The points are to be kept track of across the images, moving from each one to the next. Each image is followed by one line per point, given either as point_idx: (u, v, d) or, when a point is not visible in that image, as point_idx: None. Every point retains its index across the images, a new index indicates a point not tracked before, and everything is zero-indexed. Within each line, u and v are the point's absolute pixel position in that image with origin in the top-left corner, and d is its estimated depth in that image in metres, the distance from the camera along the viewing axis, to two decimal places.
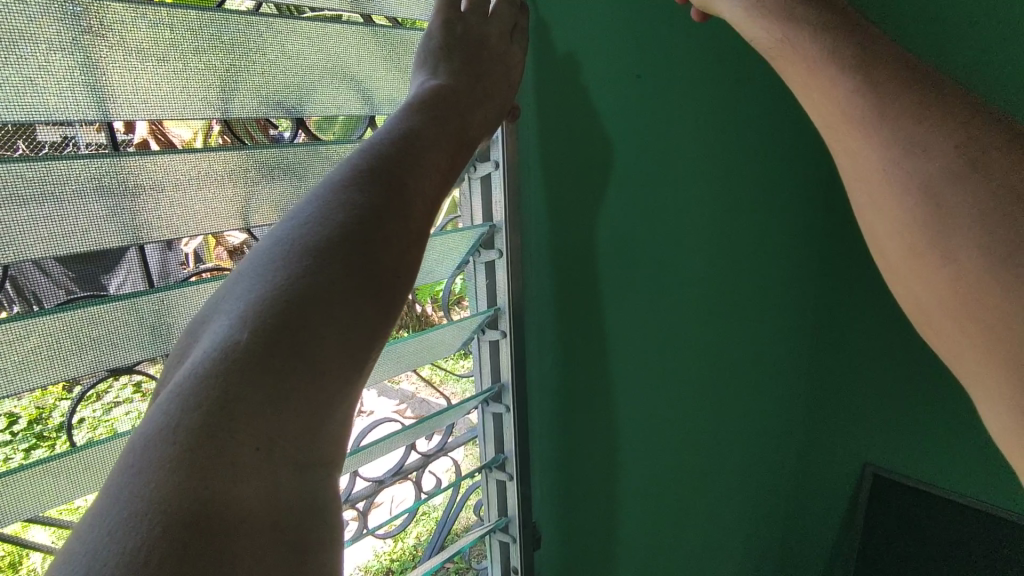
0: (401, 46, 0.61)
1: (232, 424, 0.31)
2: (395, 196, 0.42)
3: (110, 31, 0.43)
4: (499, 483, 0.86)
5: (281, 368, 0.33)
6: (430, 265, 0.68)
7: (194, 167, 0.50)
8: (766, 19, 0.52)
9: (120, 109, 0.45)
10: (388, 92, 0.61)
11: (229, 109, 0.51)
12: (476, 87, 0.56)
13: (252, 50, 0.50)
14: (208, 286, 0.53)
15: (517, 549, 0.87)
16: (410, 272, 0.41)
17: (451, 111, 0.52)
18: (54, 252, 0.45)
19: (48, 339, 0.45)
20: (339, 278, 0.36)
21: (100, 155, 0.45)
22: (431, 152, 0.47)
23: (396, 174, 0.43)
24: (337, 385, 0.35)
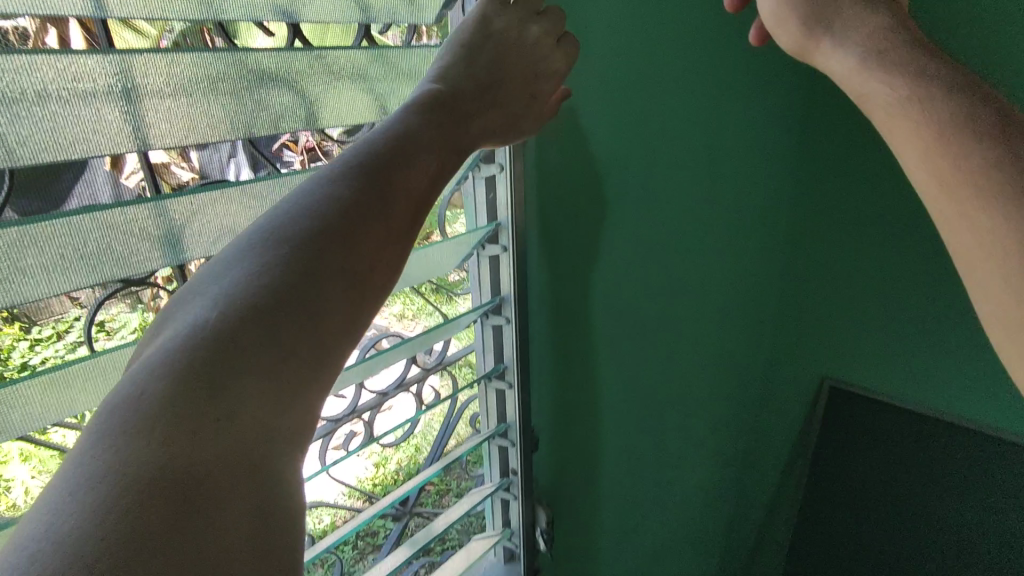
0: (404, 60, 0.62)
1: (205, 401, 0.34)
2: (366, 209, 0.46)
3: (141, 70, 0.44)
4: (501, 450, 0.95)
5: (247, 354, 0.37)
6: (437, 264, 0.72)
7: (196, 68, 0.46)
8: (853, 63, 0.55)
9: (154, 141, 0.46)
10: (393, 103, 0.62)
11: (250, 132, 0.51)
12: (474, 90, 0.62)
13: (270, 73, 0.51)
14: (226, 192, 0.51)
15: (518, 506, 0.97)
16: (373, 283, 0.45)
17: (447, 123, 0.56)
18: (93, 280, 0.46)
19: (55, 244, 0.43)
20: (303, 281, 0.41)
21: (103, 52, 0.42)
22: (412, 167, 0.51)
23: (371, 190, 0.47)
24: (303, 380, 0.39)
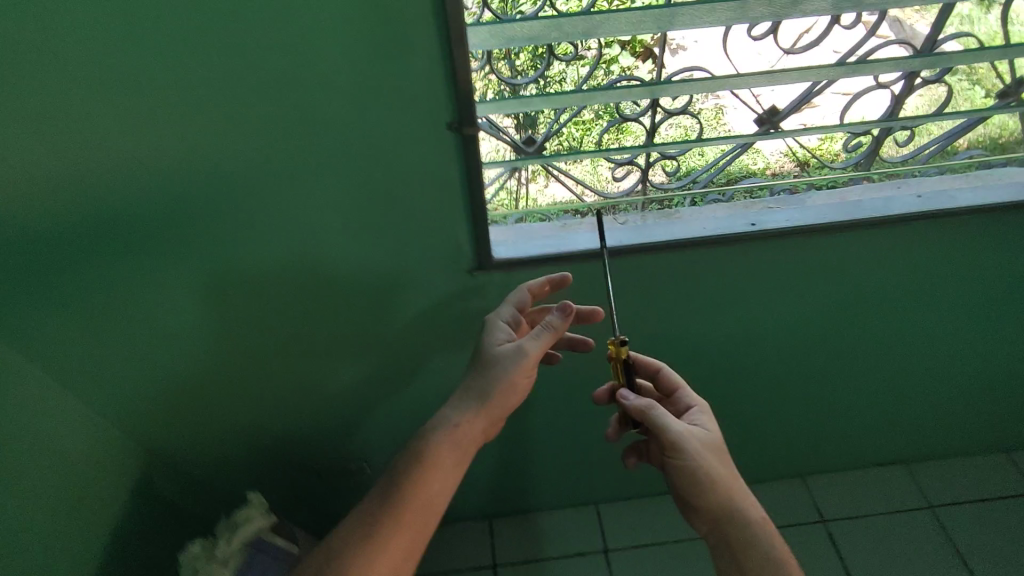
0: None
1: (355, 547, 0.73)
2: (439, 470, 0.73)
3: (571, 22, 0.57)
4: None
5: (380, 535, 0.73)
6: None
7: (612, 21, 0.57)
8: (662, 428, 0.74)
9: (539, 46, 0.60)
10: None
11: (594, 35, 0.59)
12: (517, 357, 0.70)
13: (626, 21, 0.58)
14: (686, 8, 0.57)
15: None
16: (446, 494, 0.75)
17: (480, 400, 0.72)
18: (498, 43, 0.58)
19: (555, 28, 0.57)
20: (399, 514, 0.73)
21: (579, 14, 0.56)
22: (456, 445, 0.72)
23: (438, 470, 0.73)
24: (419, 537, 0.74)
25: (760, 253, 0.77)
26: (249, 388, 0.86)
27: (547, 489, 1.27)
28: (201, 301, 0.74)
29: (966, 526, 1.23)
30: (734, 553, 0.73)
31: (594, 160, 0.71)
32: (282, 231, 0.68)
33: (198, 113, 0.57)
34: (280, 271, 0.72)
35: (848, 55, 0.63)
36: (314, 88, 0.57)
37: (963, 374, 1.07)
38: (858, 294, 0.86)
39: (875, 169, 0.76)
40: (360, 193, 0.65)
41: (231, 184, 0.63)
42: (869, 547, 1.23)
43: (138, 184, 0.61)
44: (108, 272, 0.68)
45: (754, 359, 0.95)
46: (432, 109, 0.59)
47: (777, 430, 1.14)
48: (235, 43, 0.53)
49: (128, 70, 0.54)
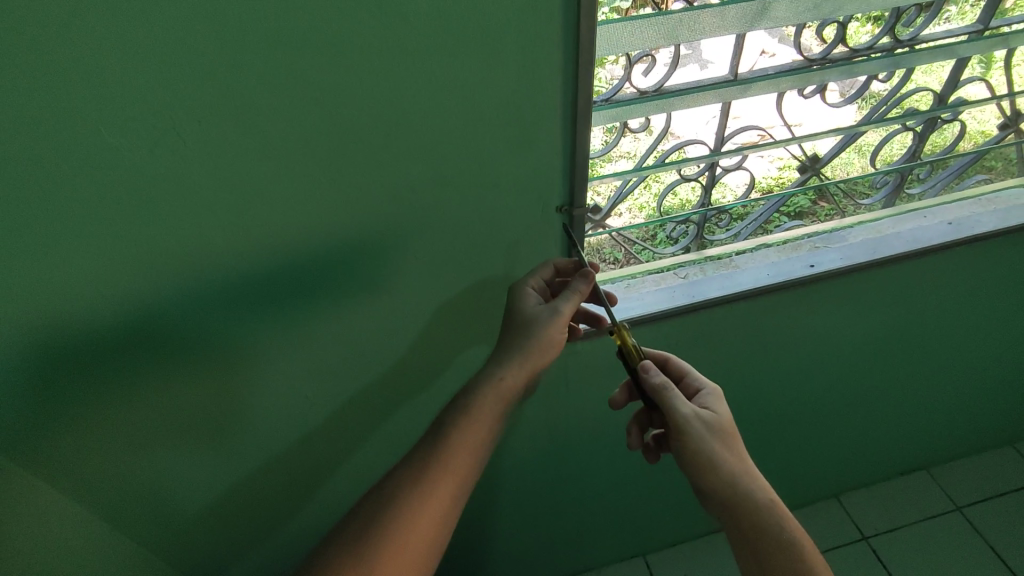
0: (943, 55, 0.66)
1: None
2: (464, 455, 0.59)
3: (652, 107, 0.60)
4: None
5: (390, 548, 0.55)
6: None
7: (689, 103, 0.61)
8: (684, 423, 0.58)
9: (620, 131, 0.62)
10: (955, 51, 0.66)
11: (669, 116, 0.63)
12: (546, 322, 0.58)
13: (701, 100, 0.61)
14: (756, 85, 0.61)
15: None
16: (455, 506, 0.59)
17: (507, 374, 0.59)
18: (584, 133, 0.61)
19: (637, 115, 0.60)
20: (421, 521, 0.56)
21: (660, 101, 0.60)
22: (488, 415, 0.60)
23: (464, 447, 0.59)
24: (428, 551, 0.57)
25: (818, 292, 0.82)
26: (323, 476, 0.81)
27: (593, 549, 1.23)
28: (255, 404, 0.67)
29: (995, 519, 1.29)
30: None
31: (660, 224, 0.74)
32: (377, 326, 0.63)
33: (270, 224, 0.51)
34: (370, 363, 0.67)
35: (880, 108, 0.70)
36: (430, 185, 0.52)
37: (967, 388, 1.14)
38: (875, 322, 0.90)
39: (898, 204, 0.83)
40: (464, 281, 0.61)
41: (331, 288, 0.58)
42: (913, 553, 1.26)
43: (233, 298, 0.56)
44: (188, 384, 0.62)
45: (781, 395, 0.99)
46: (544, 196, 0.56)
47: (821, 448, 1.16)
48: (352, 149, 0.48)
49: (234, 187, 0.48)
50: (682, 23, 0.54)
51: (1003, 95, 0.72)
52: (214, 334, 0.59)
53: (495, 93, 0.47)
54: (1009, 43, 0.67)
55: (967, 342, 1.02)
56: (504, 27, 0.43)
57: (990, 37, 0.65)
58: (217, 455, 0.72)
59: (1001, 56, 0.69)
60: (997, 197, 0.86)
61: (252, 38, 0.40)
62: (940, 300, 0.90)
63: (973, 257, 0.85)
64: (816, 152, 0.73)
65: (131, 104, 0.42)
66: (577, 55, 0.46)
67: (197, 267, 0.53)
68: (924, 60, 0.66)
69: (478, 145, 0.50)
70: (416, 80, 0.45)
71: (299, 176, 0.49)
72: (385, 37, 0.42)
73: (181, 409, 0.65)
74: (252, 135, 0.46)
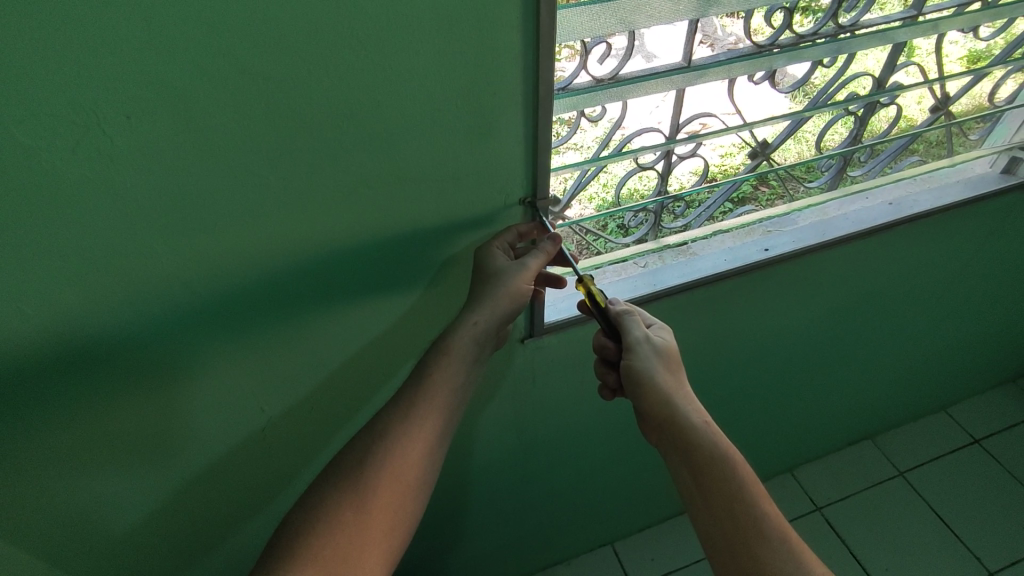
0: (883, 40, 0.68)
1: (331, 531, 0.51)
2: (439, 410, 0.57)
3: (611, 96, 0.59)
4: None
5: (365, 503, 0.52)
6: (963, 21, 0.70)
7: (645, 90, 0.61)
8: (636, 349, 0.57)
9: (577, 119, 0.61)
10: (893, 37, 0.68)
11: (626, 103, 0.62)
12: (516, 277, 0.55)
13: (657, 87, 0.61)
14: (709, 71, 0.62)
15: None
16: (437, 458, 0.57)
17: (480, 331, 0.56)
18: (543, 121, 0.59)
19: (595, 103, 0.59)
20: (396, 475, 0.54)
21: (618, 87, 0.59)
22: (461, 373, 0.57)
23: (438, 402, 0.57)
24: (407, 504, 0.55)
25: (769, 276, 0.84)
26: (278, 489, 0.77)
27: (558, 543, 1.23)
28: (198, 420, 0.63)
29: (933, 481, 1.37)
30: (736, 553, 0.50)
31: (619, 214, 0.74)
32: (332, 329, 0.60)
33: (205, 232, 0.47)
34: (325, 368, 0.64)
35: (825, 92, 0.72)
36: (389, 180, 0.50)
37: (903, 362, 1.21)
38: (819, 303, 0.94)
39: (842, 187, 0.86)
40: (426, 278, 0.59)
41: (283, 293, 0.54)
42: (864, 518, 1.33)
43: (177, 311, 0.51)
44: (123, 403, 0.57)
45: (734, 378, 1.01)
46: (505, 187, 0.55)
47: (775, 426, 1.20)
48: (304, 145, 0.45)
49: (172, 192, 0.44)
50: (636, 9, 0.53)
51: (936, 78, 0.76)
52: (158, 351, 0.54)
53: (454, 82, 0.45)
54: (940, 28, 0.70)
55: (901, 318, 1.08)
56: (463, 13, 0.41)
57: (925, 24, 0.68)
58: (161, 477, 0.67)
59: (932, 41, 0.72)
60: (927, 175, 0.91)
61: (188, 26, 0.37)
62: (877, 278, 0.95)
63: (910, 234, 0.89)
64: (765, 137, 0.74)
65: (48, 102, 0.37)
66: (537, 41, 0.44)
67: (134, 280, 0.48)
68: (864, 46, 0.68)
69: (438, 137, 0.48)
70: (370, 72, 0.42)
71: (245, 176, 0.45)
72: (337, 24, 0.39)
73: (123, 433, 0.60)
74: (192, 134, 0.41)
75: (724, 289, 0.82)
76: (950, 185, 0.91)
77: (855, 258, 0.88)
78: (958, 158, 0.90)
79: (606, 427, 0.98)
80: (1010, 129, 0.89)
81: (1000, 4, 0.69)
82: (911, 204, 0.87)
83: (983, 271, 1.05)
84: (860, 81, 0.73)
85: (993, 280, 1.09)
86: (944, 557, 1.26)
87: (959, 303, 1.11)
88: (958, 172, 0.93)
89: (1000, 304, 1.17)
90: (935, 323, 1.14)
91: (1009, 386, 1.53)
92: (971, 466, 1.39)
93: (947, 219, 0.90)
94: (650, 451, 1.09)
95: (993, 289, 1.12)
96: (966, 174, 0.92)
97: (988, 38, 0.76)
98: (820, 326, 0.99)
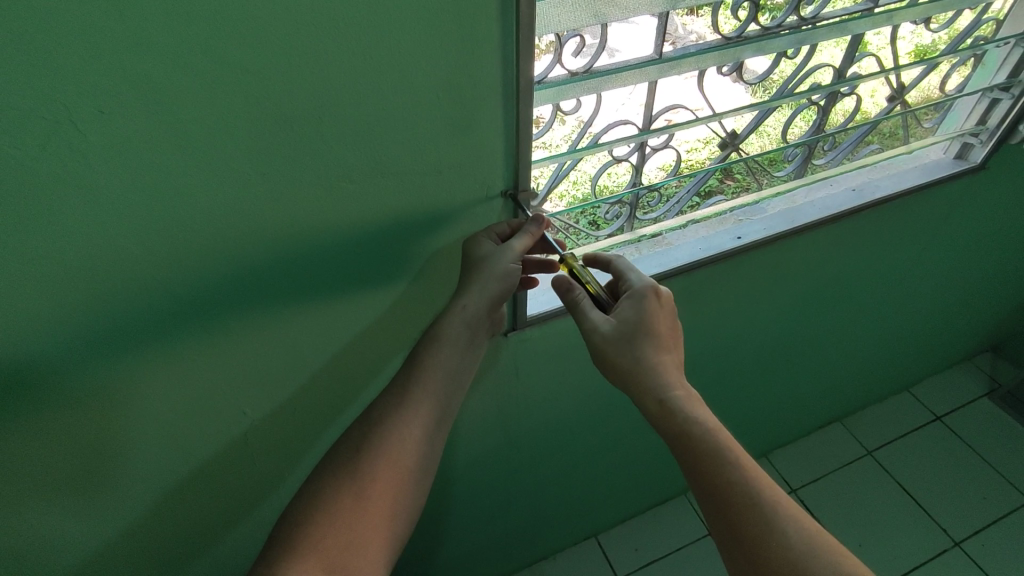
0: (841, 31, 0.70)
1: (329, 524, 0.51)
2: (432, 396, 0.57)
3: (584, 89, 0.60)
4: (974, 103, 0.91)
5: (362, 493, 0.52)
6: (915, 13, 0.73)
7: (618, 83, 0.62)
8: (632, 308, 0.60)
9: (551, 113, 0.62)
10: (850, 29, 0.71)
11: (599, 96, 0.63)
12: (502, 260, 0.54)
13: (629, 80, 0.62)
14: (679, 63, 0.63)
15: (1010, 108, 0.88)
16: (436, 444, 0.58)
17: (468, 316, 0.57)
18: None
19: (570, 96, 0.60)
20: (392, 463, 0.54)
21: (592, 80, 0.59)
22: (453, 358, 0.58)
23: (431, 389, 0.57)
24: (408, 490, 0.55)
25: (741, 265, 0.86)
26: (259, 496, 0.76)
27: (544, 538, 1.24)
28: (175, 427, 0.61)
29: (901, 458, 1.43)
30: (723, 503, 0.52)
31: (595, 207, 0.74)
32: (311, 328, 0.59)
33: (179, 232, 0.46)
34: (307, 369, 0.64)
35: (789, 84, 0.74)
36: (369, 176, 0.49)
37: (868, 344, 1.26)
38: (790, 289, 0.97)
39: (807, 176, 0.89)
40: (408, 273, 0.59)
41: (261, 293, 0.54)
42: (836, 496, 1.37)
43: (155, 314, 0.50)
44: (97, 413, 0.55)
45: (710, 366, 1.03)
46: (485, 180, 0.55)
47: (749, 412, 1.24)
48: (283, 141, 0.44)
49: (147, 191, 0.43)
50: (608, 2, 0.54)
51: (891, 69, 0.79)
52: (134, 355, 0.52)
53: (435, 74, 0.45)
54: (895, 20, 0.73)
55: (865, 302, 1.12)
56: (443, 4, 0.41)
57: (880, 17, 0.71)
58: (138, 489, 0.65)
59: (887, 32, 0.75)
60: (886, 163, 0.94)
61: (163, 17, 0.36)
62: (843, 263, 0.98)
63: (873, 219, 0.93)
64: (734, 129, 0.76)
65: (16, 100, 0.36)
66: (517, 32, 0.45)
67: (109, 282, 0.47)
68: (825, 36, 0.70)
69: (419, 131, 0.48)
70: (348, 65, 0.42)
71: (223, 173, 0.44)
72: (319, 17, 0.39)
73: (97, 443, 0.58)
74: (169, 129, 0.41)
75: (699, 278, 0.84)
76: (907, 171, 0.95)
77: (822, 244, 0.91)
78: (913, 147, 0.94)
79: (588, 419, 0.99)
80: (961, 118, 0.93)
81: None
82: (871, 190, 0.91)
83: (940, 254, 1.10)
84: (822, 71, 0.75)
85: (949, 262, 1.14)
86: (914, 530, 1.31)
87: (918, 286, 1.16)
88: (914, 160, 0.97)
89: (956, 285, 1.23)
90: (897, 306, 1.18)
91: (966, 364, 1.60)
92: (934, 442, 1.45)
93: (906, 205, 0.94)
94: (631, 442, 1.11)
95: (950, 271, 1.17)
96: (922, 161, 0.96)
97: (939, 29, 0.79)
98: (790, 313, 1.02)
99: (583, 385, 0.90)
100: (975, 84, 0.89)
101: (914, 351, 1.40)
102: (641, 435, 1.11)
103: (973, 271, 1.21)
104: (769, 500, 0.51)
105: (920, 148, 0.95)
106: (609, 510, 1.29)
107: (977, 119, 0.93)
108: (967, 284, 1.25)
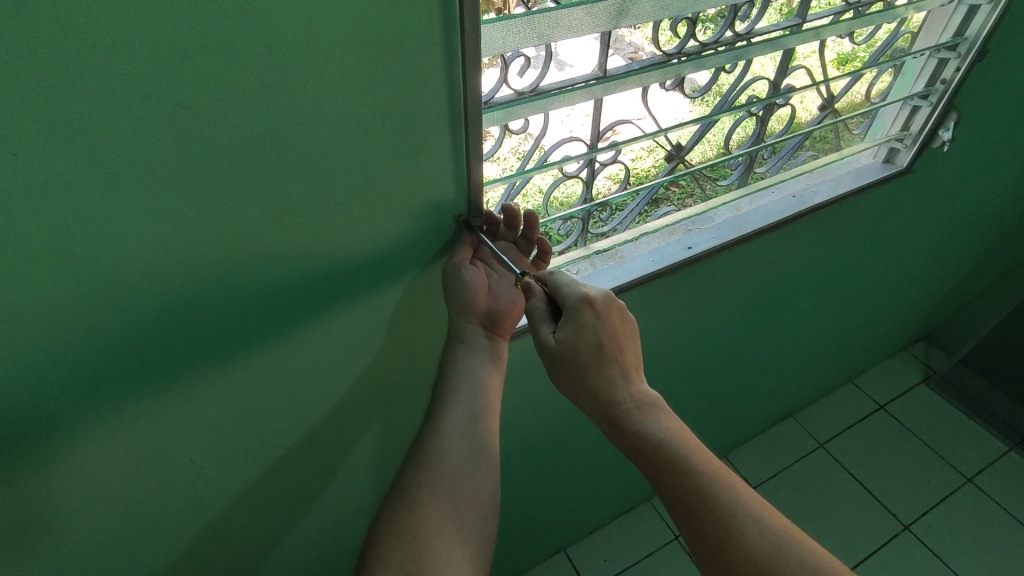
0: (775, 46, 0.73)
1: (397, 542, 0.55)
2: (458, 401, 0.63)
3: (533, 107, 0.60)
4: (894, 109, 0.97)
5: (416, 501, 0.58)
6: (841, 28, 0.77)
7: (566, 100, 0.62)
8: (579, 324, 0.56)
9: (500, 131, 0.61)
10: (782, 45, 0.73)
11: (548, 113, 0.63)
12: (451, 277, 0.59)
13: (577, 96, 0.62)
14: (623, 78, 0.64)
15: (929, 114, 0.94)
16: (483, 440, 0.63)
17: (461, 333, 0.63)
18: None
19: (519, 115, 0.59)
20: (436, 465, 0.60)
21: (541, 98, 0.59)
22: (465, 368, 0.64)
23: (458, 398, 0.63)
24: (471, 482, 0.60)
25: (694, 273, 0.88)
26: (211, 544, 0.71)
27: (513, 558, 1.22)
28: (113, 482, 0.57)
29: (850, 448, 1.48)
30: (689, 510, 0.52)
31: (549, 222, 0.74)
32: (259, 366, 0.56)
33: (108, 277, 0.42)
34: (257, 408, 0.60)
35: (729, 96, 0.77)
36: (319, 205, 0.47)
37: (814, 342, 1.31)
38: (740, 294, 0.99)
39: (750, 183, 0.92)
40: (364, 305, 0.57)
41: (205, 335, 0.50)
42: (793, 490, 1.41)
43: (86, 366, 0.46)
44: (23, 476, 0.50)
45: (668, 373, 1.05)
46: (438, 204, 0.54)
47: (707, 416, 1.26)
48: (221, 175, 0.42)
49: (67, 234, 0.39)
50: (553, 24, 0.54)
51: (821, 80, 0.82)
52: (62, 410, 0.48)
53: (379, 102, 0.44)
54: (825, 34, 0.76)
55: (810, 302, 1.16)
56: (384, 29, 0.40)
57: (810, 32, 0.74)
58: (72, 550, 0.60)
59: (815, 47, 0.79)
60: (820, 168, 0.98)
61: (78, 51, 0.33)
62: (788, 267, 1.02)
63: (812, 223, 0.96)
64: (678, 141, 0.78)
65: None
66: (461, 56, 0.44)
67: (28, 335, 0.42)
68: (760, 50, 0.72)
69: (366, 158, 0.46)
70: (289, 93, 0.40)
71: (154, 212, 0.41)
72: (253, 41, 0.37)
73: (22, 509, 0.52)
74: (92, 169, 0.37)
75: (654, 290, 0.86)
76: (840, 176, 0.99)
77: (768, 250, 0.94)
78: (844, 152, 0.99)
79: (552, 435, 0.99)
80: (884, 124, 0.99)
81: (869, 13, 0.77)
82: (809, 195, 0.94)
83: (875, 253, 1.16)
84: (758, 82, 0.78)
85: (885, 260, 1.20)
86: (869, 517, 1.36)
87: (858, 283, 1.21)
88: (847, 164, 1.02)
89: (890, 281, 1.29)
90: (839, 304, 1.24)
91: (904, 355, 1.69)
92: (880, 430, 1.52)
93: (843, 208, 0.98)
94: (595, 453, 1.11)
95: (885, 269, 1.24)
96: (853, 166, 1.01)
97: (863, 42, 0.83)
98: (741, 317, 1.05)
99: (546, 400, 0.90)
100: (896, 92, 0.94)
101: (855, 345, 1.46)
102: (605, 445, 1.11)
103: (905, 268, 1.28)
104: (734, 500, 0.51)
105: (851, 153, 1.00)
106: (577, 524, 1.28)
107: (901, 126, 0.99)
108: (901, 280, 1.32)
